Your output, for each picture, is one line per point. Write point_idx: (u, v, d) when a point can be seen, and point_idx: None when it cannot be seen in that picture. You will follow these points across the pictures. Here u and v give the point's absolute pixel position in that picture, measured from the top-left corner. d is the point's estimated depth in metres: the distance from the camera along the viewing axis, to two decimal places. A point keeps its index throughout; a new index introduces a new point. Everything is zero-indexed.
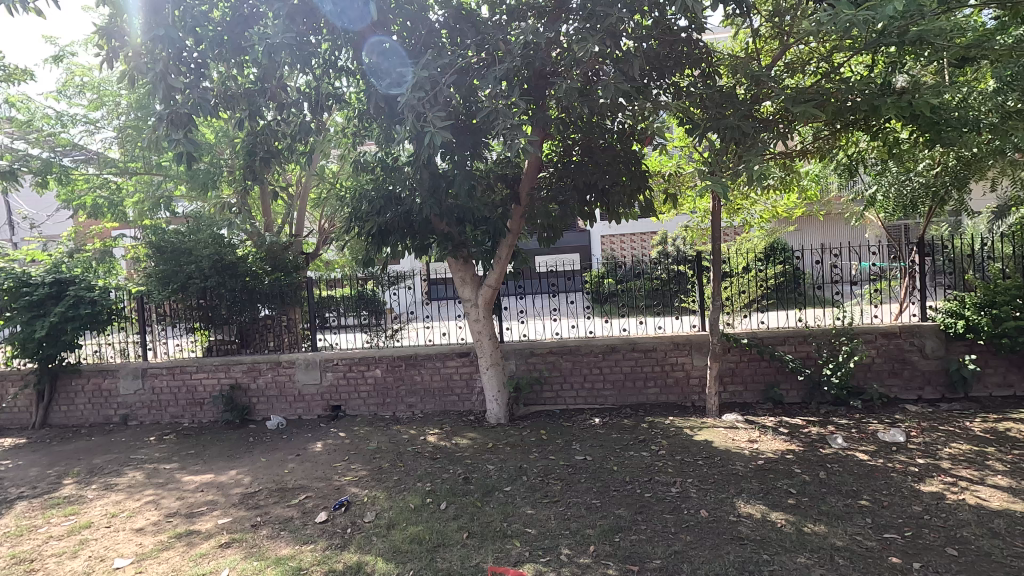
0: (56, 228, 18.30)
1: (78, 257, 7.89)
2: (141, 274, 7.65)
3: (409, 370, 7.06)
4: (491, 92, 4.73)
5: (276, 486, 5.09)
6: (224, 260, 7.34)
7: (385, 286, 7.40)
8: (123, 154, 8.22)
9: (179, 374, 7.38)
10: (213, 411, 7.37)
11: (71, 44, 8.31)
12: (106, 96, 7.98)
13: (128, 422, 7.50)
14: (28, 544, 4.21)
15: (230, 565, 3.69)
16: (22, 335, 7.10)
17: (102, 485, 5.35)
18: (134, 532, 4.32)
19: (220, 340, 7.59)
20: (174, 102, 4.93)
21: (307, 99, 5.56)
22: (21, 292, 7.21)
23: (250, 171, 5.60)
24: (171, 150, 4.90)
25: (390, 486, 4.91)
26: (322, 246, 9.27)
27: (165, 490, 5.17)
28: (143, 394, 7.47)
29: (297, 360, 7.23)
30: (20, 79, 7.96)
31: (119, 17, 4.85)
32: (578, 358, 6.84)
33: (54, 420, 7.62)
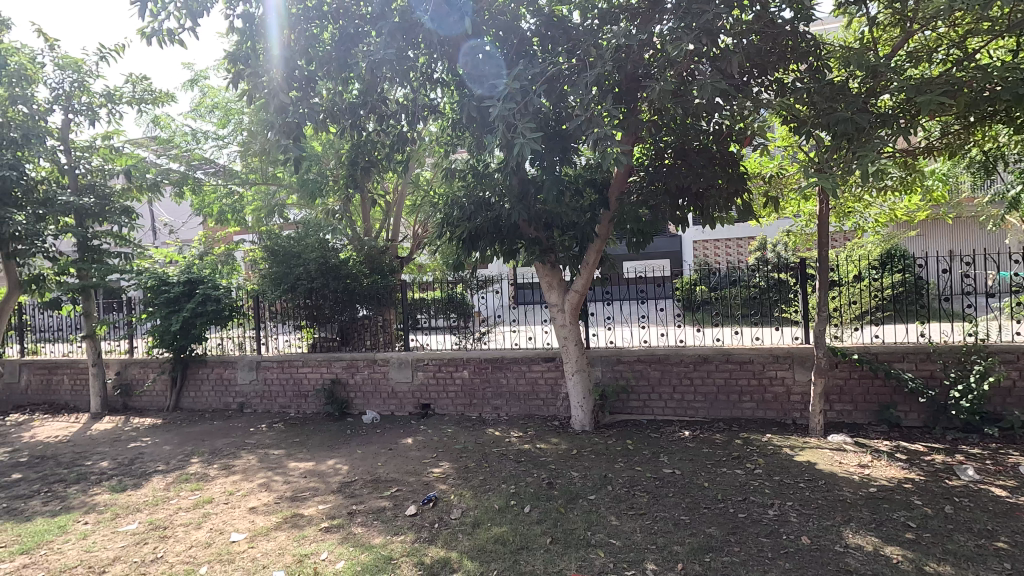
0: (190, 235, 20.88)
1: (207, 259, 8.86)
2: (258, 275, 8.45)
3: (496, 372, 7.19)
4: (582, 98, 4.70)
5: (371, 478, 5.37)
6: (328, 265, 7.89)
7: (474, 290, 7.51)
8: (244, 166, 9.07)
9: (288, 367, 8.03)
10: (316, 403, 7.93)
11: (203, 70, 9.35)
12: (233, 114, 8.90)
13: (244, 409, 8.26)
14: (163, 513, 4.75)
15: (328, 549, 3.94)
16: (161, 328, 8.05)
17: (222, 465, 5.93)
18: (247, 510, 4.74)
19: (323, 337, 8.16)
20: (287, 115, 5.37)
21: (404, 111, 5.79)
22: (160, 289, 8.19)
23: (352, 179, 6.05)
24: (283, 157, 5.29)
25: (475, 485, 5.03)
26: (416, 251, 9.73)
27: (276, 474, 5.64)
28: (257, 384, 8.19)
29: (391, 359, 7.61)
30: (164, 100, 9.05)
31: (244, 42, 5.34)
32: (668, 368, 6.62)
33: (184, 404, 8.56)
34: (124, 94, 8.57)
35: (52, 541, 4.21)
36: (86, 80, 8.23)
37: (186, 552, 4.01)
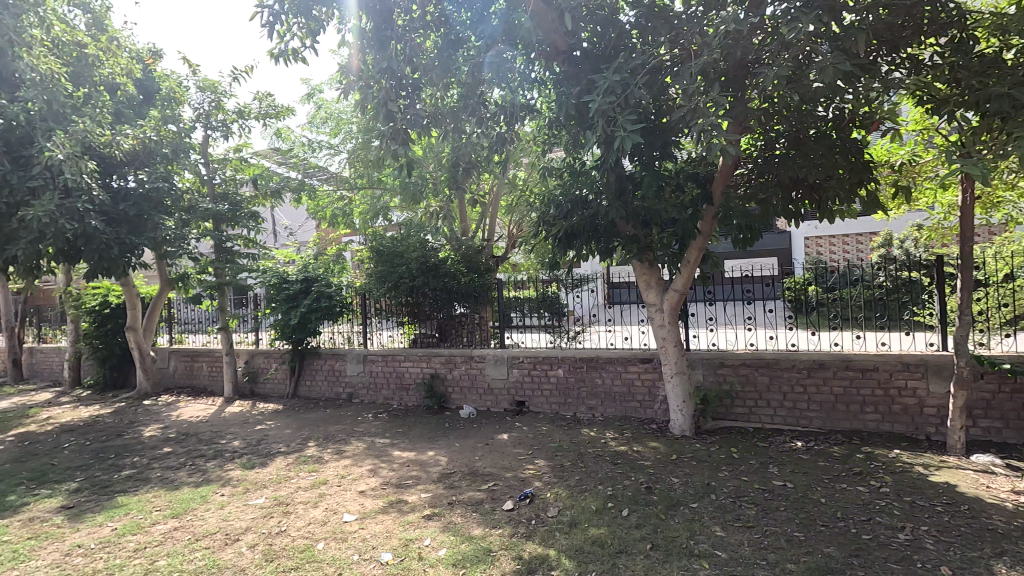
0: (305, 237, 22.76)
1: (321, 259, 9.57)
2: (364, 273, 8.99)
3: (591, 372, 7.12)
4: (685, 90, 4.52)
5: (469, 470, 5.53)
6: (428, 264, 8.23)
7: (567, 288, 7.49)
8: (353, 172, 9.71)
9: (391, 361, 8.47)
10: (417, 396, 8.30)
11: (318, 84, 10.11)
12: (343, 123, 9.55)
13: (352, 399, 8.84)
14: (285, 490, 5.20)
15: (431, 536, 4.11)
16: (282, 322, 8.82)
17: (334, 450, 6.39)
18: (357, 493, 5.06)
19: (423, 333, 8.52)
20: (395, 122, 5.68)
21: (503, 112, 5.76)
22: (281, 287, 8.97)
23: (454, 180, 6.19)
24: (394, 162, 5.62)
25: (571, 484, 5.01)
26: (511, 250, 9.88)
27: (382, 461, 5.97)
28: (364, 376, 8.72)
29: (487, 355, 7.78)
30: (285, 114, 9.91)
31: (356, 55, 5.70)
32: (777, 374, 6.20)
33: (301, 392, 9.31)
34: (251, 110, 9.50)
35: (196, 509, 4.75)
36: (221, 99, 9.21)
37: (305, 528, 4.36)
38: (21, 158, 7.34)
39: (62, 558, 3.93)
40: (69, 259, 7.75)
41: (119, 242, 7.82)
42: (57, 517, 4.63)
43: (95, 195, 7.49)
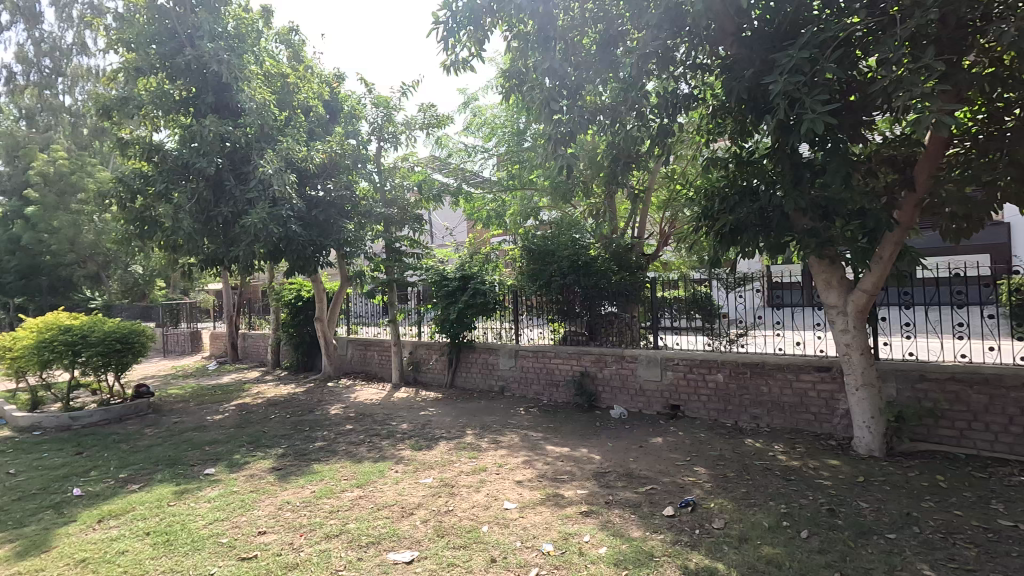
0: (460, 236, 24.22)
1: (476, 257, 10.08)
2: (516, 271, 9.27)
3: (755, 379, 6.59)
4: (887, 60, 3.94)
5: (624, 471, 5.43)
6: (579, 263, 8.25)
7: (727, 287, 7.12)
8: (506, 174, 10.08)
9: (542, 357, 8.67)
10: (567, 393, 8.38)
11: (474, 92, 10.68)
12: (497, 128, 9.96)
13: (505, 392, 9.18)
14: (450, 473, 5.55)
15: (590, 533, 4.10)
16: (442, 316, 9.46)
17: (491, 440, 6.68)
18: (515, 482, 5.24)
19: (573, 331, 8.55)
20: (559, 122, 5.65)
21: (663, 104, 5.72)
22: (441, 283, 9.63)
23: (613, 176, 6.14)
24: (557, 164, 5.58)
25: (738, 497, 4.67)
26: (663, 247, 9.52)
27: (536, 454, 6.11)
28: (516, 371, 9.02)
29: (639, 355, 7.59)
30: (445, 122, 10.63)
31: (520, 60, 5.91)
32: (1002, 394, 5.14)
33: (457, 382, 9.89)
34: (417, 121, 10.34)
35: (376, 481, 5.29)
36: (392, 113, 10.18)
37: (470, 510, 4.61)
38: (242, 174, 8.79)
39: (275, 511, 4.62)
40: (275, 259, 9.12)
41: (312, 243, 9.01)
42: (271, 477, 5.45)
43: (294, 203, 8.71)
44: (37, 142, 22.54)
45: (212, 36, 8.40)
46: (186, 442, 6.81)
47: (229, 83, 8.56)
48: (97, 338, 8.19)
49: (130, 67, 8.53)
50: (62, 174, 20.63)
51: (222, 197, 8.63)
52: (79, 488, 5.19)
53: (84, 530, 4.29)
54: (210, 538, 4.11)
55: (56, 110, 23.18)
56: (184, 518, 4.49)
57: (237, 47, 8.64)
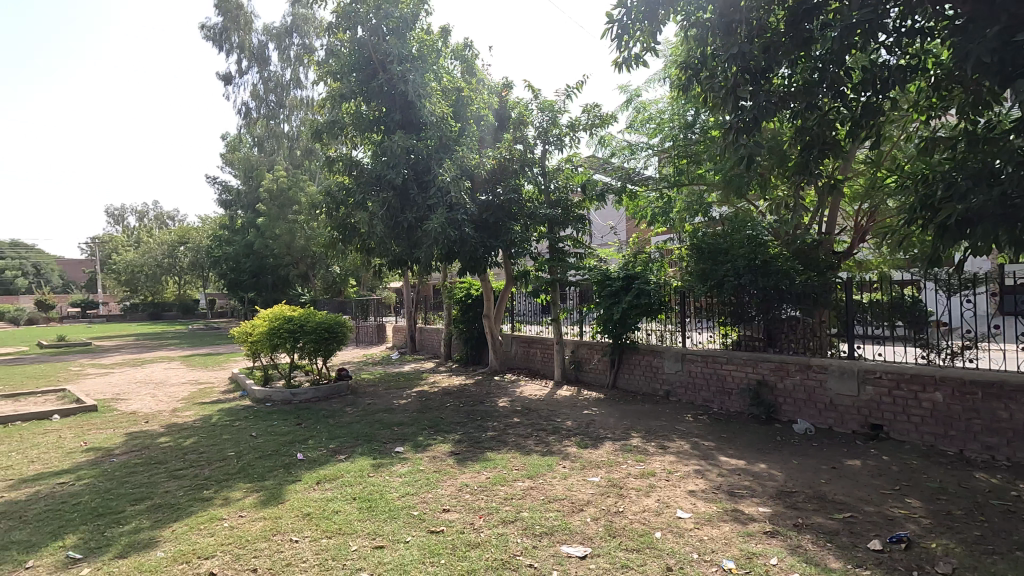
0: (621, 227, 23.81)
1: (640, 257, 9.81)
2: (682, 271, 8.83)
3: (990, 402, 5.49)
4: None
5: (815, 494, 4.87)
6: (757, 262, 7.50)
7: (947, 291, 6.14)
8: (671, 169, 9.57)
9: (712, 362, 8.16)
10: (741, 402, 7.78)
11: (638, 87, 10.43)
12: (662, 122, 9.55)
13: (670, 397, 8.81)
14: (618, 474, 5.49)
15: (778, 556, 3.75)
16: (605, 316, 9.34)
17: (658, 445, 6.47)
18: (688, 491, 5.00)
19: (748, 335, 7.94)
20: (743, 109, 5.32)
21: (871, 81, 5.05)
22: (604, 283, 9.55)
23: (805, 167, 5.53)
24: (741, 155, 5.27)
25: (969, 540, 3.91)
26: (858, 243, 8.32)
27: (708, 464, 5.78)
28: (683, 375, 8.62)
29: (830, 365, 6.76)
30: (608, 121, 10.55)
31: (700, 47, 5.72)
32: None
33: (619, 384, 9.71)
34: (581, 122, 10.42)
35: (545, 474, 5.45)
36: (556, 116, 10.41)
37: (641, 514, 4.50)
38: (424, 182, 9.68)
39: (456, 492, 5.00)
40: (450, 259, 9.88)
41: (483, 245, 9.68)
42: (450, 460, 5.92)
43: (468, 208, 9.38)
44: (265, 164, 27.28)
45: (400, 59, 9.38)
46: (379, 421, 7.69)
47: (414, 100, 9.47)
48: (311, 327, 9.64)
49: (337, 95, 9.90)
50: (283, 190, 25.00)
51: (407, 204, 9.60)
52: (301, 453, 6.16)
53: (307, 489, 5.08)
54: (403, 509, 4.59)
55: (279, 136, 27.82)
56: (381, 488, 5.07)
57: (420, 67, 9.54)
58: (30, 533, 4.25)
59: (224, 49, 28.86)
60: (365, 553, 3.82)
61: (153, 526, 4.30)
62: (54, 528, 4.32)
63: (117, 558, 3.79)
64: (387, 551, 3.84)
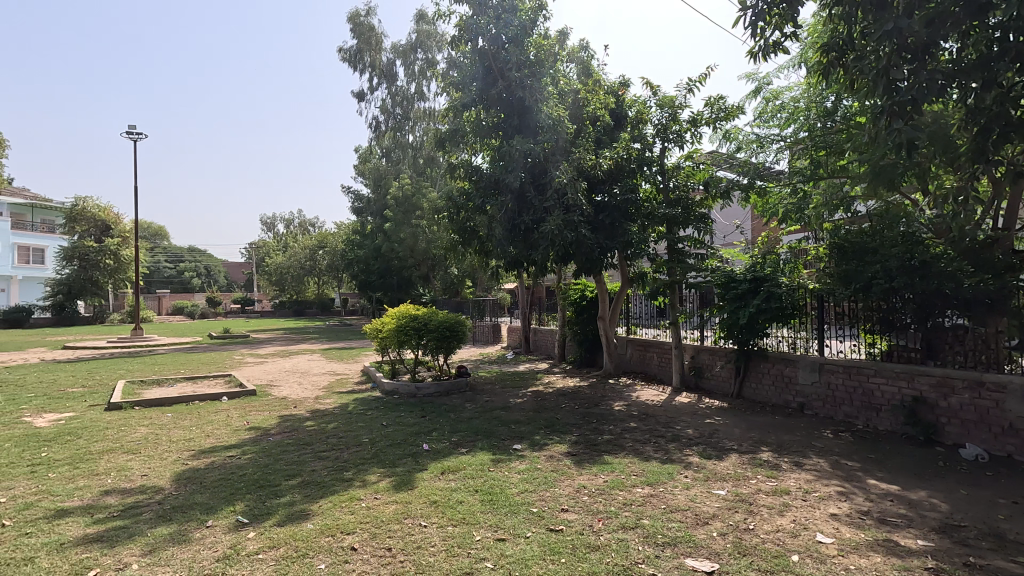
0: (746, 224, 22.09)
1: (771, 257, 9.11)
2: (821, 273, 7.98)
3: None
4: None
5: (991, 531, 4.20)
6: (913, 262, 6.66)
7: None
8: (807, 162, 8.75)
9: (856, 375, 7.39)
10: (892, 420, 6.95)
11: (767, 75, 9.74)
12: (796, 111, 8.83)
13: (804, 410, 8.09)
14: (747, 489, 5.15)
15: None
16: (729, 321, 8.74)
17: (793, 461, 5.96)
18: (829, 514, 4.55)
19: (902, 346, 7.03)
20: (897, 91, 4.76)
21: None
22: (729, 286, 8.98)
23: (981, 153, 4.71)
24: (895, 143, 4.71)
25: None
26: None
27: (853, 486, 5.22)
28: (820, 387, 7.87)
29: (1009, 384, 5.82)
30: (734, 114, 9.95)
31: (848, 28, 5.28)
32: None
33: (745, 394, 9.09)
34: (704, 116, 9.94)
35: (666, 483, 5.27)
36: (677, 112, 10.03)
37: (775, 534, 4.19)
38: (540, 185, 9.81)
39: (575, 493, 5.01)
40: (565, 261, 9.88)
41: (599, 246, 9.44)
42: (567, 461, 5.94)
43: (585, 209, 9.34)
44: (392, 173, 29.32)
45: (519, 66, 9.63)
46: (497, 419, 7.92)
47: (531, 105, 9.65)
48: (434, 326, 10.19)
49: (458, 104, 10.36)
50: (408, 197, 26.70)
51: (524, 207, 9.78)
52: (426, 445, 6.53)
53: (433, 478, 5.39)
54: (523, 505, 4.69)
55: (404, 147, 29.75)
56: (501, 483, 5.23)
57: (538, 72, 9.72)
58: (210, 497, 4.96)
59: (358, 69, 31.49)
60: (488, 544, 3.96)
61: (304, 500, 4.82)
62: (226, 494, 5.00)
63: (276, 526, 4.30)
64: (508, 544, 3.95)
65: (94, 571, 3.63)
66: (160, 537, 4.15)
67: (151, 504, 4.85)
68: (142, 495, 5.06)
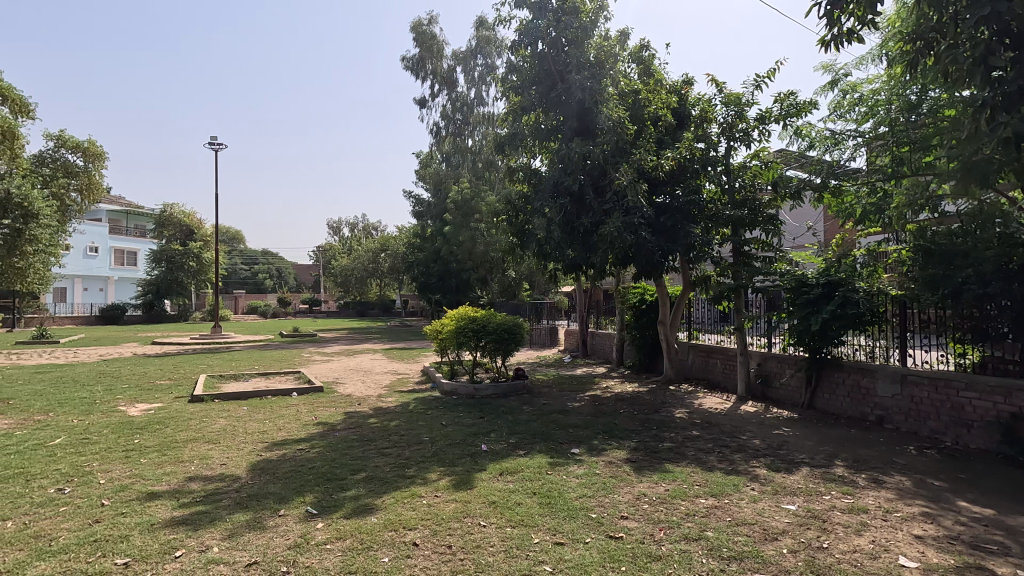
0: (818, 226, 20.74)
1: (847, 261, 8.56)
2: (904, 277, 7.46)
3: None
4: None
5: None
6: (1010, 265, 6.21)
7: None
8: (888, 159, 8.23)
9: (944, 388, 6.86)
10: (986, 438, 6.41)
11: (847, 67, 9.18)
12: (874, 105, 8.34)
13: (884, 424, 7.57)
14: (820, 505, 4.88)
15: None
16: (800, 327, 8.31)
17: (871, 478, 5.60)
18: (913, 536, 4.24)
19: (997, 357, 6.52)
20: (1001, 83, 4.47)
21: None
22: (799, 291, 8.52)
23: None
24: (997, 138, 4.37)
25: None
26: None
27: (941, 508, 4.84)
28: (902, 400, 7.36)
29: None
30: (806, 110, 9.47)
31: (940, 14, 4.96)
32: None
33: (817, 404, 8.62)
34: (773, 113, 9.53)
35: (731, 494, 5.07)
36: (743, 110, 9.67)
37: (851, 554, 3.95)
38: (600, 187, 9.70)
39: (634, 500, 4.91)
40: (624, 264, 9.70)
41: (660, 249, 9.20)
42: (627, 467, 5.84)
43: (646, 211, 9.07)
44: (452, 177, 29.90)
45: (579, 68, 9.63)
46: (555, 422, 7.91)
47: (591, 107, 9.61)
48: (492, 328, 10.29)
49: (518, 108, 10.41)
50: (466, 201, 27.15)
51: (583, 209, 9.69)
52: (485, 445, 6.61)
53: (492, 478, 5.44)
54: (582, 510, 4.66)
55: (463, 151, 30.35)
56: (560, 487, 5.21)
57: (598, 74, 9.65)
58: (282, 488, 5.22)
59: (420, 77, 32.40)
60: (546, 547, 3.95)
61: (368, 495, 4.99)
62: (297, 486, 5.26)
63: (343, 518, 4.48)
64: (567, 549, 3.93)
65: (180, 551, 3.92)
66: (237, 522, 4.41)
67: (229, 491, 5.18)
68: (221, 483, 5.41)
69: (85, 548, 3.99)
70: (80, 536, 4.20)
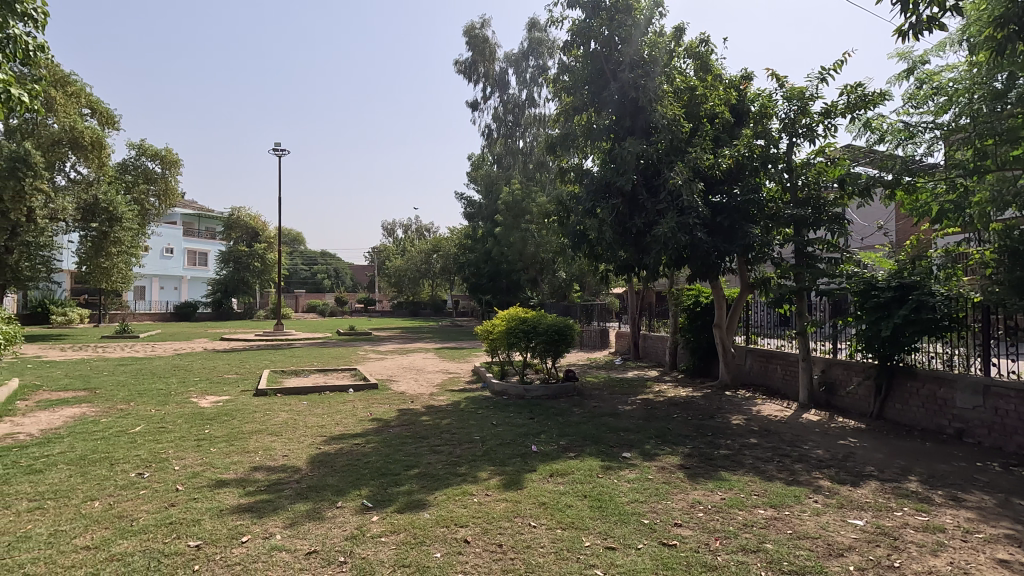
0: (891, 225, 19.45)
1: (923, 263, 7.99)
2: (987, 279, 6.97)
3: None
4: None
5: None
6: None
7: None
8: (969, 153, 7.68)
9: None
10: None
11: (923, 53, 8.65)
12: (953, 96, 7.82)
13: (963, 438, 7.04)
14: (890, 522, 4.59)
15: None
16: (868, 333, 7.81)
17: (948, 495, 5.23)
18: (997, 560, 3.92)
19: None
20: None
21: None
22: (868, 295, 8.06)
23: None
24: None
25: None
26: None
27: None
28: (985, 413, 6.82)
29: None
30: (876, 102, 8.95)
31: None
32: None
33: (887, 415, 8.12)
34: (840, 107, 9.06)
35: (792, 506, 4.86)
36: (807, 104, 9.25)
37: None
38: (654, 187, 9.54)
39: (689, 508, 4.79)
40: (679, 265, 9.48)
41: (716, 249, 9.01)
42: (681, 474, 5.70)
43: (702, 211, 8.82)
44: (503, 178, 30.10)
45: (632, 67, 9.51)
46: (606, 425, 7.81)
47: (645, 106, 9.46)
48: (543, 329, 10.28)
49: (570, 109, 10.38)
50: (517, 202, 27.27)
51: (637, 210, 9.55)
52: (535, 446, 6.62)
53: (542, 479, 5.44)
54: (634, 515, 4.58)
55: (515, 152, 30.50)
56: (611, 491, 5.14)
57: (651, 72, 9.49)
58: (339, 480, 5.41)
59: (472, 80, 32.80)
60: (598, 551, 3.91)
61: (420, 491, 5.10)
62: (353, 479, 5.43)
63: (396, 512, 4.59)
64: (619, 554, 3.88)
65: (246, 537, 4.13)
66: (298, 512, 4.61)
67: (291, 481, 5.41)
68: (283, 473, 5.66)
69: (162, 530, 4.28)
70: (157, 518, 4.50)
